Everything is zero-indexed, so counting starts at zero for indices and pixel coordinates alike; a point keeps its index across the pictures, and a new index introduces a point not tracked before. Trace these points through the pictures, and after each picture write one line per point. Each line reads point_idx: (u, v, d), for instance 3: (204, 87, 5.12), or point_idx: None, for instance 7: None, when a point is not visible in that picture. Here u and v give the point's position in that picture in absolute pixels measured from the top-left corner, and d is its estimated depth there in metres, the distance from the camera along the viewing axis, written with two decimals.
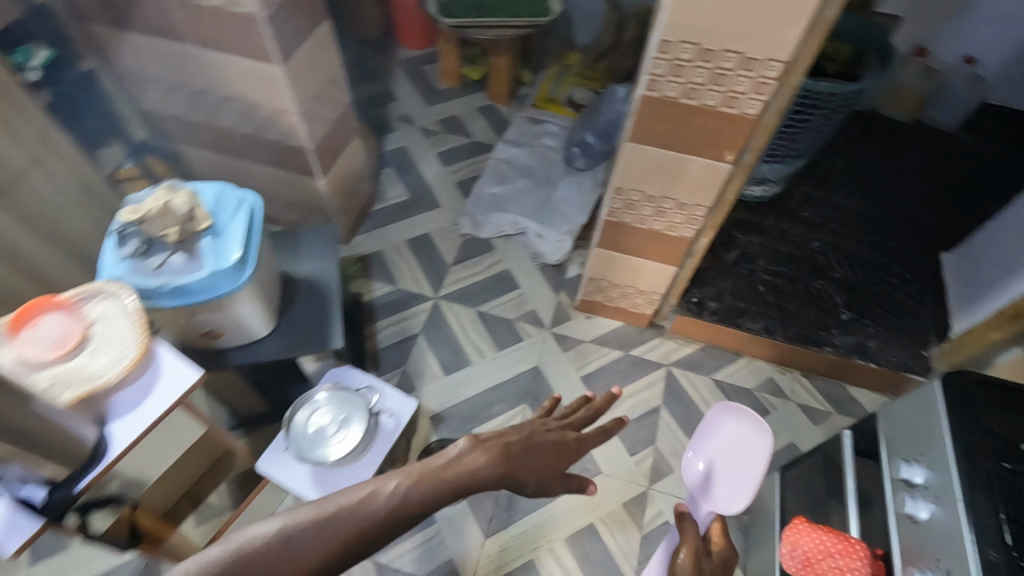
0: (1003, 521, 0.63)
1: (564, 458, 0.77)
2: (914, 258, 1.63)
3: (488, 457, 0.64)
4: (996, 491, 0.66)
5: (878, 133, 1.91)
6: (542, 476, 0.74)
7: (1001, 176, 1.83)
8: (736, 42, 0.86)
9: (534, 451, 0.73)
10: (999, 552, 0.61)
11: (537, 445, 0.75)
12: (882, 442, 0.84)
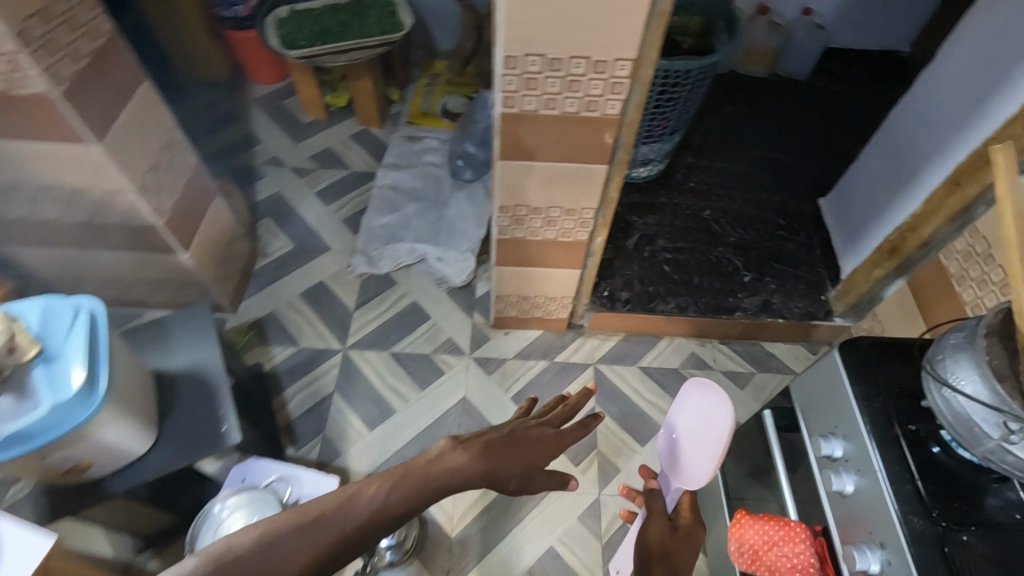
0: (920, 485, 0.65)
1: (546, 453, 0.91)
2: (797, 208, 1.70)
3: (475, 460, 0.75)
4: (909, 454, 0.67)
5: (742, 93, 1.99)
6: (526, 468, 0.87)
7: (855, 114, 1.96)
8: (581, 47, 0.83)
9: (516, 447, 0.86)
10: (922, 518, 0.63)
11: (520, 445, 0.87)
12: (800, 414, 0.85)
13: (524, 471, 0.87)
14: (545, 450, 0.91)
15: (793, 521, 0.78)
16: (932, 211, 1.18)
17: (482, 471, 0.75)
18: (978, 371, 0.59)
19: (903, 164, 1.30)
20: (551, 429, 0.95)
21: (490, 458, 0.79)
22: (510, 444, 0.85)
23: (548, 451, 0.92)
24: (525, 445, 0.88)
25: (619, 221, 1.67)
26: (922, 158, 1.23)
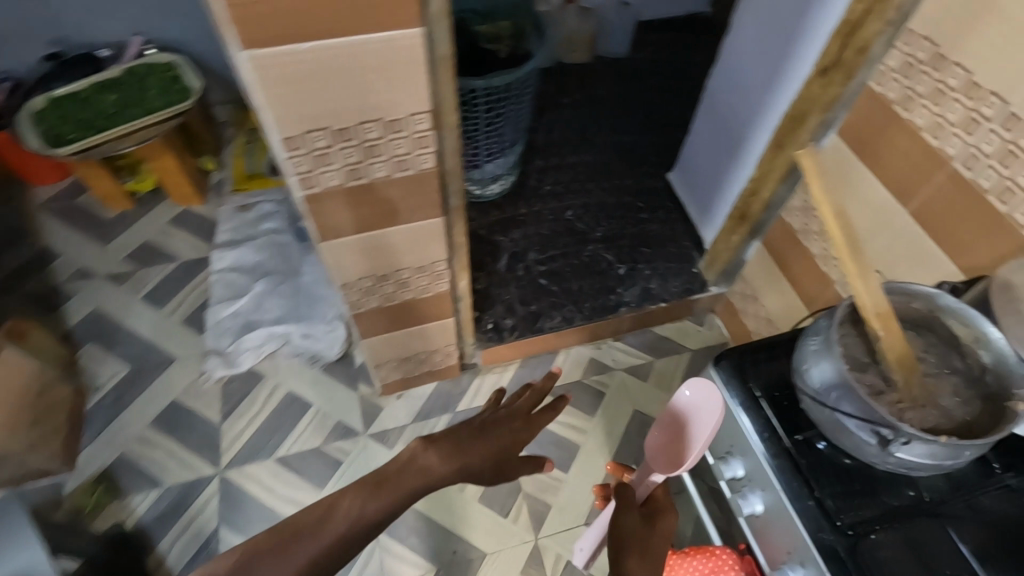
0: (821, 499, 0.63)
1: (517, 439, 0.87)
2: (652, 187, 1.72)
3: (446, 458, 0.78)
4: (804, 467, 0.65)
5: (573, 83, 1.98)
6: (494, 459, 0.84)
7: (680, 80, 2.01)
8: (367, 112, 0.73)
9: (487, 439, 0.84)
10: (833, 534, 0.61)
11: (490, 438, 0.85)
12: None
13: (497, 463, 0.84)
14: (517, 438, 0.87)
15: (718, 548, 0.82)
16: (765, 175, 1.20)
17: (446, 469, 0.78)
18: (841, 386, 0.57)
19: (729, 133, 1.33)
20: (520, 423, 0.89)
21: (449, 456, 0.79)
22: (477, 437, 0.84)
23: (518, 437, 0.87)
24: (495, 435, 0.85)
25: (486, 245, 1.60)
26: (743, 125, 1.27)
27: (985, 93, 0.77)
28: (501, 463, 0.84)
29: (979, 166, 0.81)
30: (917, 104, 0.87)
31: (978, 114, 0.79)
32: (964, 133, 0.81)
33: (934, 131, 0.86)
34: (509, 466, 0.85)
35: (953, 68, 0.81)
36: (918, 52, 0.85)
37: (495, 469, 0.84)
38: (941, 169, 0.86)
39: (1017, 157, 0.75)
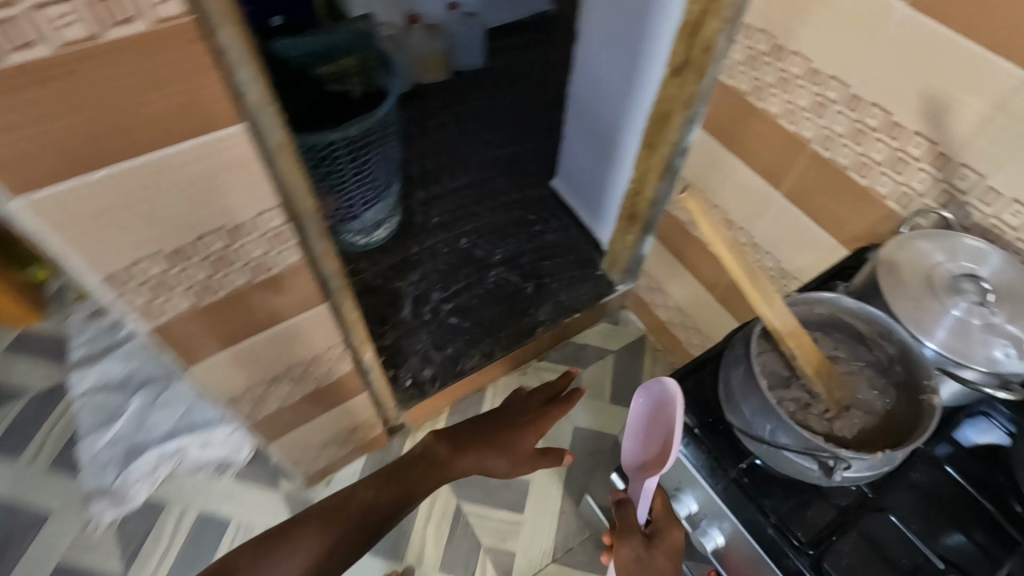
0: (780, 524, 0.62)
1: (528, 439, 0.92)
2: (539, 196, 1.69)
3: (455, 450, 0.90)
4: (753, 494, 0.64)
5: (436, 104, 1.91)
6: (506, 458, 0.90)
7: (542, 78, 1.98)
8: (203, 225, 0.62)
9: (499, 440, 0.91)
10: (799, 558, 0.60)
11: (502, 441, 0.91)
12: None
13: (511, 460, 0.90)
14: (530, 438, 0.93)
15: None
16: (644, 175, 1.21)
17: (455, 459, 0.89)
18: (772, 421, 0.56)
19: (600, 136, 1.33)
20: (532, 423, 0.94)
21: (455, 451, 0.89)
22: (486, 437, 0.92)
23: (530, 437, 0.93)
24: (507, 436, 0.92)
25: (386, 294, 1.50)
26: (612, 127, 1.27)
27: (826, 77, 0.80)
28: (512, 460, 0.90)
29: (835, 145, 0.84)
30: (767, 93, 0.90)
31: (824, 97, 0.82)
32: (816, 116, 0.84)
33: (788, 116, 0.89)
34: (523, 463, 0.90)
35: (792, 56, 0.83)
36: (758, 44, 0.87)
37: (513, 466, 0.90)
38: (802, 151, 0.89)
39: (867, 134, 0.79)
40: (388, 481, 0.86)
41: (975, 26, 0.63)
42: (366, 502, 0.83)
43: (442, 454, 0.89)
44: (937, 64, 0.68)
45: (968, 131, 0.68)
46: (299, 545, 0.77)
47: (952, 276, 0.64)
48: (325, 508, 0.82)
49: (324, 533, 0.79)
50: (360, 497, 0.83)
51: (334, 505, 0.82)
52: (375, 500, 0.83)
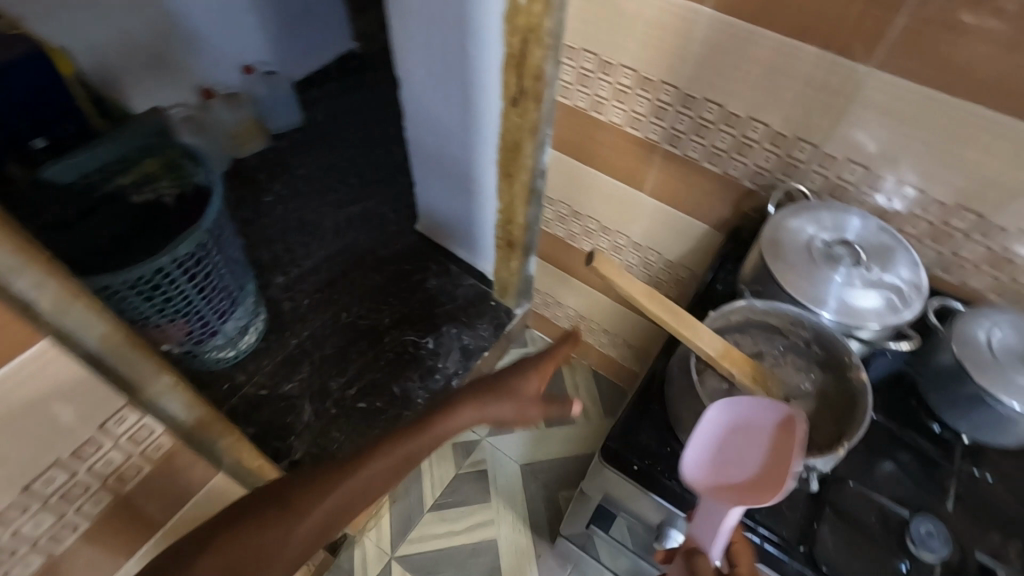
0: (768, 532, 0.63)
1: (534, 375, 0.59)
2: (408, 243, 1.61)
3: (416, 428, 0.54)
4: (736, 513, 0.64)
5: (265, 176, 1.74)
6: (506, 407, 0.57)
7: (369, 120, 1.89)
8: (31, 468, 0.48)
9: (488, 390, 0.57)
10: (795, 560, 0.62)
11: (492, 390, 0.57)
12: (616, 513, 0.78)
13: (507, 415, 0.57)
14: (536, 371, 0.59)
15: None
16: (512, 203, 1.19)
17: (412, 449, 0.54)
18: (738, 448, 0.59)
19: (454, 175, 1.28)
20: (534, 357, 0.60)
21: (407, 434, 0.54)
22: (467, 391, 0.57)
23: (532, 372, 0.59)
24: (499, 379, 0.58)
25: (279, 402, 1.34)
26: (464, 164, 1.23)
27: (656, 83, 0.83)
28: (515, 408, 0.57)
29: (683, 142, 0.87)
30: (607, 106, 0.91)
31: (660, 102, 0.85)
32: (658, 120, 0.87)
33: (632, 124, 0.91)
34: (528, 415, 0.57)
35: (620, 69, 0.85)
36: (585, 63, 0.88)
37: (512, 422, 0.58)
38: (654, 152, 0.92)
39: (708, 127, 0.83)
40: (333, 467, 0.52)
41: (775, 20, 0.68)
42: (295, 509, 0.50)
43: (401, 439, 0.54)
44: (751, 58, 0.73)
45: (793, 111, 0.74)
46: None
47: (826, 246, 0.69)
48: (233, 517, 0.49)
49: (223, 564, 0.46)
50: (288, 495, 0.50)
51: (246, 516, 0.49)
52: (310, 498, 0.50)
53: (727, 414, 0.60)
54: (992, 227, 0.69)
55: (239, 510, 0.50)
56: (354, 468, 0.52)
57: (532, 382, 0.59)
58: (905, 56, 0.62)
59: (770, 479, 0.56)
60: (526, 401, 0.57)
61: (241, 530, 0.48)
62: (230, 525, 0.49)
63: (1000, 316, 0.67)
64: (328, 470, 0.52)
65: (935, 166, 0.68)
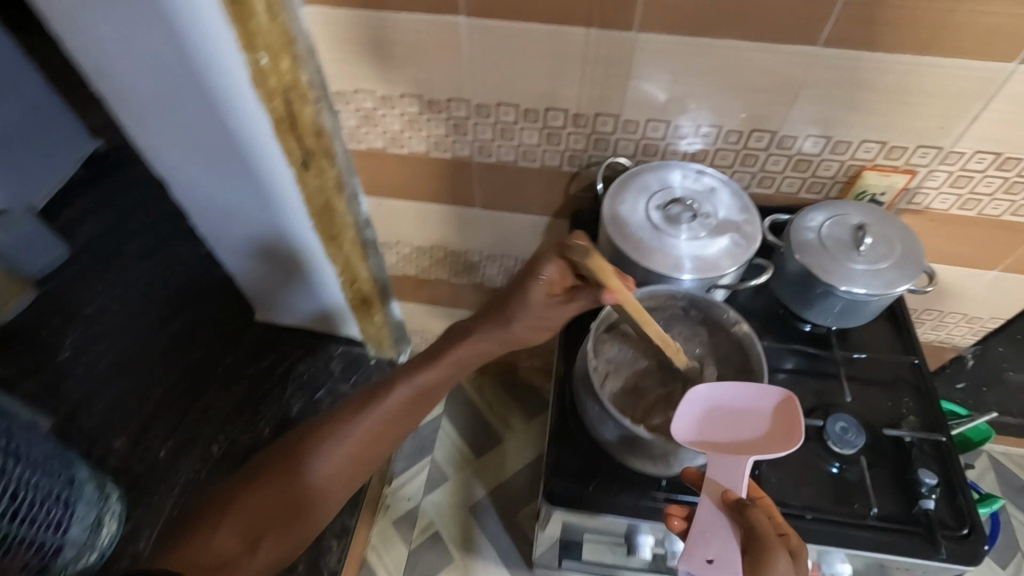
0: None
1: (553, 270, 0.63)
2: (256, 339, 1.42)
3: (428, 362, 0.70)
4: (689, 498, 0.64)
5: (49, 331, 1.43)
6: (521, 326, 0.67)
7: (154, 222, 1.64)
8: None
9: (513, 298, 0.66)
10: None
11: (521, 297, 0.65)
12: (582, 541, 0.75)
13: (534, 314, 0.66)
14: (559, 263, 0.63)
15: None
16: (347, 265, 1.06)
17: (421, 382, 0.70)
18: (671, 448, 0.59)
19: (277, 254, 1.10)
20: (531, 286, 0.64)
21: (410, 373, 0.70)
22: (483, 321, 0.69)
23: (550, 268, 0.63)
24: (524, 285, 0.64)
25: None
26: (283, 242, 1.05)
27: (443, 103, 0.78)
28: (533, 317, 0.66)
29: (493, 150, 0.84)
30: (404, 138, 0.85)
31: (454, 119, 0.80)
32: (462, 136, 0.83)
33: (436, 147, 0.85)
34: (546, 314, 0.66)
35: (401, 98, 0.79)
36: (364, 103, 0.81)
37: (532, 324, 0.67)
38: (469, 168, 0.88)
39: (512, 128, 0.80)
40: (361, 410, 0.68)
41: (532, 11, 0.65)
42: (335, 447, 0.66)
43: (428, 370, 0.70)
44: (524, 53, 0.70)
45: (582, 90, 0.73)
46: (252, 511, 0.60)
47: (659, 211, 0.70)
48: (286, 454, 0.65)
49: (280, 489, 0.62)
50: (327, 435, 0.66)
51: (294, 452, 0.65)
52: (344, 436, 0.66)
53: (718, 390, 0.61)
54: (784, 139, 0.74)
55: (290, 449, 0.65)
56: (379, 407, 0.68)
57: (553, 276, 0.64)
58: (660, 12, 0.63)
59: (772, 440, 0.59)
60: (545, 305, 0.65)
61: (291, 461, 0.64)
62: (283, 462, 0.64)
63: (819, 213, 0.73)
64: (359, 412, 0.68)
65: (721, 101, 0.72)
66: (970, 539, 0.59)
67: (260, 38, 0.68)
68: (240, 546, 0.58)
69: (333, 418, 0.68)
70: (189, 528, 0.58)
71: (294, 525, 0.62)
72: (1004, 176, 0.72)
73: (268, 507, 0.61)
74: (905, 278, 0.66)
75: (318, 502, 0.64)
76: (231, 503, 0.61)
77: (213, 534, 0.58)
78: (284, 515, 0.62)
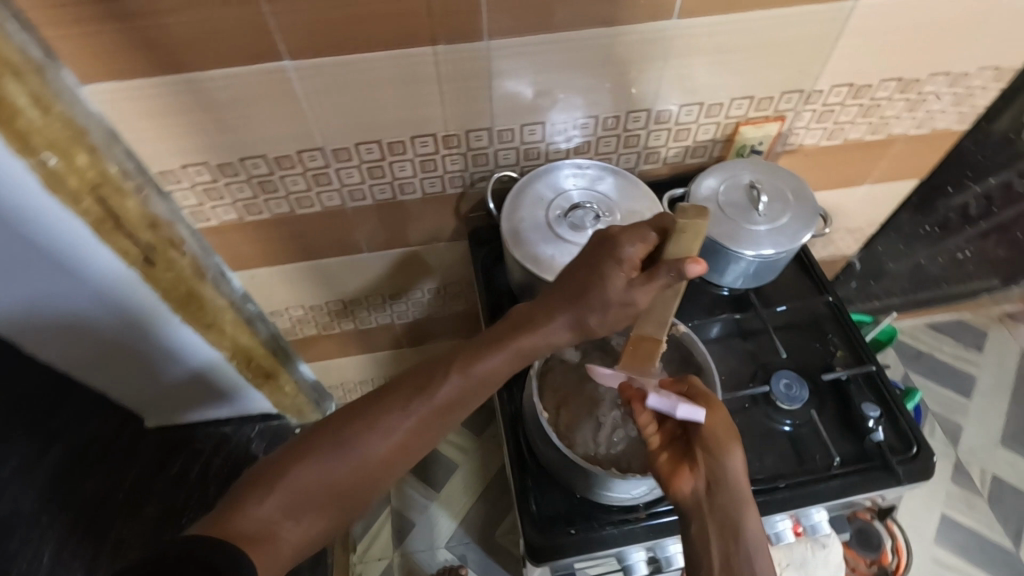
0: None
1: (641, 245, 0.52)
2: (150, 449, 1.18)
3: (490, 344, 0.56)
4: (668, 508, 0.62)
5: None
6: (590, 318, 0.53)
7: None
8: None
9: (587, 287, 0.53)
10: None
11: (594, 283, 0.52)
12: None
13: (607, 306, 0.52)
14: (651, 237, 0.52)
15: None
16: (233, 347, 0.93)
17: (480, 372, 0.55)
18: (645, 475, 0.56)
19: (150, 354, 0.91)
20: (614, 262, 0.52)
21: (470, 360, 0.55)
22: (552, 308, 0.55)
23: (638, 245, 0.52)
24: (605, 265, 0.52)
25: None
26: (150, 337, 0.86)
27: (294, 156, 0.68)
28: (619, 313, 0.52)
29: (366, 192, 0.75)
30: (262, 203, 0.74)
31: (312, 170, 0.70)
32: (327, 186, 0.73)
33: (301, 204, 0.75)
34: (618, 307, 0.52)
35: (242, 162, 0.68)
36: (199, 177, 0.68)
37: (613, 325, 0.53)
38: (345, 215, 0.78)
39: (381, 165, 0.72)
40: (414, 391, 0.55)
41: (368, 39, 0.57)
42: (382, 433, 0.53)
43: (506, 350, 0.55)
44: (372, 85, 0.62)
45: (446, 110, 0.66)
46: (296, 490, 0.51)
47: (558, 223, 0.67)
48: (333, 424, 0.54)
49: (326, 471, 0.52)
50: (378, 414, 0.54)
51: (344, 423, 0.54)
52: (394, 421, 0.54)
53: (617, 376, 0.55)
54: (661, 114, 0.72)
55: (341, 419, 0.54)
56: (432, 396, 0.55)
57: (636, 259, 0.52)
58: (509, 14, 0.58)
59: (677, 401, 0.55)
60: (629, 294, 0.51)
61: (337, 437, 0.53)
62: (330, 438, 0.53)
63: (712, 177, 0.72)
64: (411, 396, 0.55)
65: (591, 91, 0.68)
66: (920, 457, 0.63)
67: (38, 136, 0.55)
68: (281, 521, 0.50)
69: (385, 394, 0.55)
70: (240, 487, 0.52)
71: (338, 504, 0.53)
72: (860, 103, 0.76)
73: (312, 487, 0.52)
74: (805, 228, 0.67)
75: (363, 491, 0.54)
76: (279, 470, 0.52)
77: (256, 503, 0.50)
78: (329, 497, 0.52)
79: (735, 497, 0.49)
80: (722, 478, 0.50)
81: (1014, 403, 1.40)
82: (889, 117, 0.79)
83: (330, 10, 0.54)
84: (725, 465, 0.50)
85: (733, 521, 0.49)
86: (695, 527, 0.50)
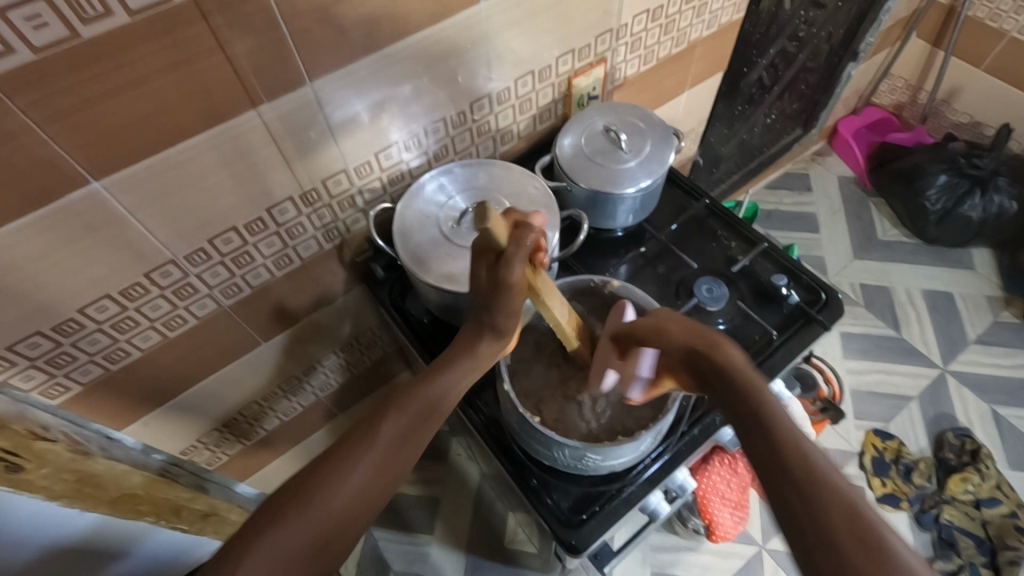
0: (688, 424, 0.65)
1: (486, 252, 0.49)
2: None
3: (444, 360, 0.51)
4: (669, 453, 0.64)
5: None
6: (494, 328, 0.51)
7: None
8: None
9: (499, 294, 0.48)
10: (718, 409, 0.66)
11: (500, 286, 0.48)
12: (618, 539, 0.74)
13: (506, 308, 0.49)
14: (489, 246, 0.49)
15: None
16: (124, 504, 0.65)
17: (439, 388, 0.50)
18: (644, 433, 0.56)
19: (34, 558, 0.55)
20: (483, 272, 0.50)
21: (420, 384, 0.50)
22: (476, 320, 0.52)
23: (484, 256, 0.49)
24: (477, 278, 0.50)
25: None
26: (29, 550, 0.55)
27: (144, 280, 0.59)
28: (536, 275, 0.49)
29: (240, 283, 0.67)
30: (129, 341, 0.63)
31: (170, 286, 0.61)
32: (196, 295, 0.64)
33: (171, 326, 0.65)
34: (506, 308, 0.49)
35: (84, 311, 0.57)
36: (44, 343, 0.57)
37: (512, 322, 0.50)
38: (226, 317, 0.70)
39: (242, 252, 0.64)
40: (368, 434, 0.47)
41: (177, 128, 0.50)
42: (354, 472, 0.45)
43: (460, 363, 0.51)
44: (204, 174, 0.55)
45: (294, 168, 0.61)
46: (273, 552, 0.41)
47: (456, 229, 0.66)
48: (297, 476, 0.45)
49: (307, 524, 0.42)
50: (345, 450, 0.47)
51: (311, 469, 0.45)
52: (360, 455, 0.46)
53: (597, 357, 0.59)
54: (499, 94, 0.73)
55: (306, 469, 0.45)
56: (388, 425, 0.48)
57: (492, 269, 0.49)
58: (326, 49, 0.54)
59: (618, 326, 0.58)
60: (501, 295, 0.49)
61: (304, 487, 0.44)
62: (297, 496, 0.43)
63: (569, 135, 0.74)
64: (369, 431, 0.48)
65: (429, 97, 0.66)
66: (830, 300, 0.71)
67: None
68: None
69: (342, 438, 0.48)
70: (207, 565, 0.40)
71: (317, 564, 0.43)
72: (659, 24, 0.82)
73: (293, 550, 0.42)
74: (666, 149, 0.73)
75: (344, 535, 0.44)
76: (246, 539, 0.41)
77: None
78: (312, 553, 0.43)
79: (734, 405, 0.46)
80: (711, 362, 0.48)
81: (850, 220, 1.64)
82: (685, 27, 0.86)
83: (123, 109, 0.46)
84: (714, 361, 0.48)
85: (733, 363, 0.47)
86: (731, 395, 0.46)
